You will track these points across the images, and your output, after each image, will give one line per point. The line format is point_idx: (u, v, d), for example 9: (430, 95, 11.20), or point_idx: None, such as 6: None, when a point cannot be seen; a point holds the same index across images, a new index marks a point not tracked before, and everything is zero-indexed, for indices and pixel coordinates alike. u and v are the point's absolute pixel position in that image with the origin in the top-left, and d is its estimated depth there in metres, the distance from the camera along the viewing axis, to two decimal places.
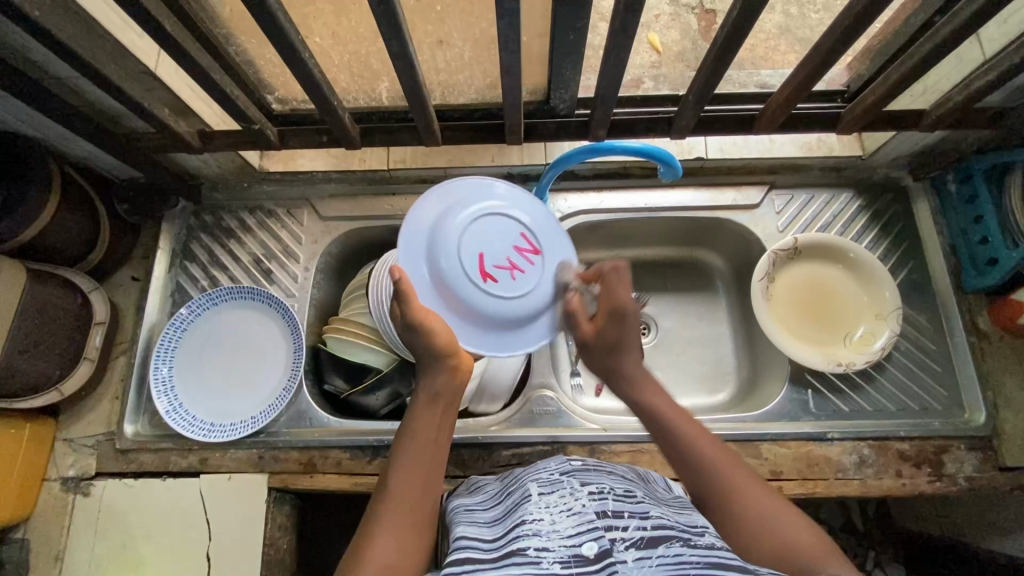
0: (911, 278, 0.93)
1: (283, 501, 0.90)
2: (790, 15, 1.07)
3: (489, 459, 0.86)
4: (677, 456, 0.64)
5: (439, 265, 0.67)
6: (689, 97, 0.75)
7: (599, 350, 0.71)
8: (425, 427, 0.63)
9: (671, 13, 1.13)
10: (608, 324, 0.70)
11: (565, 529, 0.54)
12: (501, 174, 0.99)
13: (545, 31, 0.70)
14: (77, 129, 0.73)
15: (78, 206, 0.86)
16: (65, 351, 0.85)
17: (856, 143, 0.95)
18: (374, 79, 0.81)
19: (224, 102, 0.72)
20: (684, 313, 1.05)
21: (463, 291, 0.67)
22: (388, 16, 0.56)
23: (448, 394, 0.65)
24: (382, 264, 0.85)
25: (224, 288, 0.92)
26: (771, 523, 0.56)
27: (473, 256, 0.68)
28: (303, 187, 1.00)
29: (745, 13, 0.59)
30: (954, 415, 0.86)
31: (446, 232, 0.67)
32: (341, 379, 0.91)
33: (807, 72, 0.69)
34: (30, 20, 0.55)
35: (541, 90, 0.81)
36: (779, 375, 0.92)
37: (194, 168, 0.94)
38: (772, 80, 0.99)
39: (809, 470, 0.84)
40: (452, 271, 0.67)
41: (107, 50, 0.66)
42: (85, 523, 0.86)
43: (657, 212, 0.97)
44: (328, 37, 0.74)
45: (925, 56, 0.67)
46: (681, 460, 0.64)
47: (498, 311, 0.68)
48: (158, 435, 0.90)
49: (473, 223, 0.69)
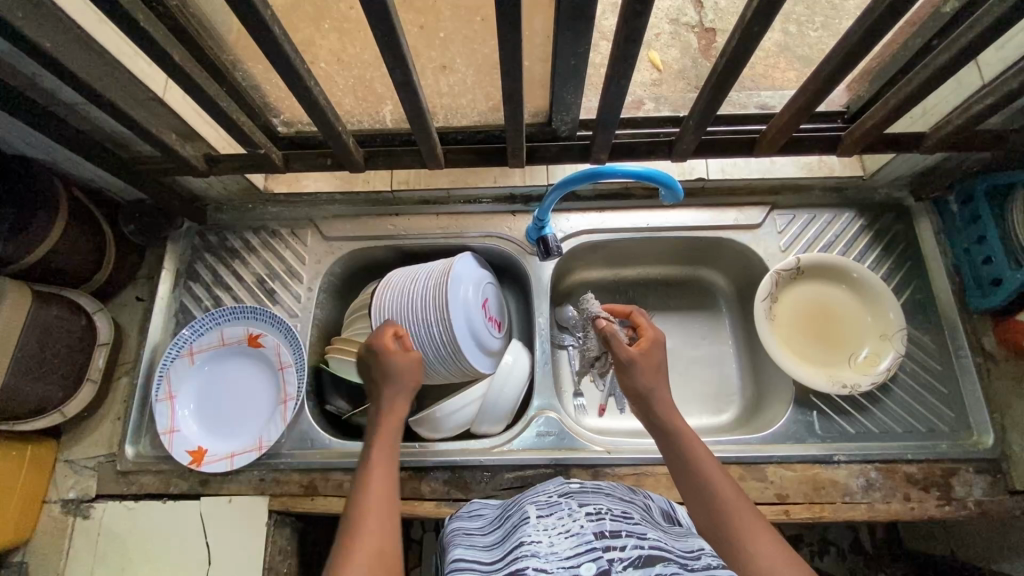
0: (916, 297, 0.92)
1: (284, 525, 0.88)
2: (789, 34, 1.09)
3: (491, 481, 0.86)
4: (689, 487, 0.63)
5: (462, 321, 0.85)
6: (689, 121, 0.75)
7: (643, 366, 0.73)
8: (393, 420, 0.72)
9: (671, 32, 1.15)
10: (639, 354, 0.74)
11: (564, 551, 0.52)
12: (504, 196, 1.00)
13: (547, 56, 0.71)
14: (86, 155, 0.74)
15: (85, 228, 0.87)
16: (68, 373, 0.85)
17: (856, 164, 0.96)
18: (378, 103, 0.82)
19: (231, 128, 0.73)
20: (687, 331, 1.05)
21: (476, 341, 0.87)
22: (392, 47, 0.57)
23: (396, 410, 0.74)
24: (386, 282, 0.89)
25: (227, 307, 0.92)
26: (764, 554, 0.54)
27: (479, 308, 0.88)
28: (307, 208, 1.01)
29: (744, 42, 0.60)
30: (961, 437, 0.85)
31: (467, 288, 0.87)
32: (343, 399, 0.95)
33: (807, 96, 0.69)
34: (43, 53, 0.56)
35: (543, 113, 0.82)
36: (784, 396, 0.91)
37: (200, 190, 0.95)
38: (772, 100, 1.00)
39: (816, 494, 0.83)
40: (471, 325, 0.86)
41: (116, 77, 0.67)
42: (84, 546, 0.86)
43: (659, 231, 0.97)
44: (333, 63, 0.75)
45: (924, 83, 0.68)
46: (693, 491, 0.62)
47: (474, 347, 0.87)
48: (159, 457, 0.89)
49: (479, 289, 0.89)
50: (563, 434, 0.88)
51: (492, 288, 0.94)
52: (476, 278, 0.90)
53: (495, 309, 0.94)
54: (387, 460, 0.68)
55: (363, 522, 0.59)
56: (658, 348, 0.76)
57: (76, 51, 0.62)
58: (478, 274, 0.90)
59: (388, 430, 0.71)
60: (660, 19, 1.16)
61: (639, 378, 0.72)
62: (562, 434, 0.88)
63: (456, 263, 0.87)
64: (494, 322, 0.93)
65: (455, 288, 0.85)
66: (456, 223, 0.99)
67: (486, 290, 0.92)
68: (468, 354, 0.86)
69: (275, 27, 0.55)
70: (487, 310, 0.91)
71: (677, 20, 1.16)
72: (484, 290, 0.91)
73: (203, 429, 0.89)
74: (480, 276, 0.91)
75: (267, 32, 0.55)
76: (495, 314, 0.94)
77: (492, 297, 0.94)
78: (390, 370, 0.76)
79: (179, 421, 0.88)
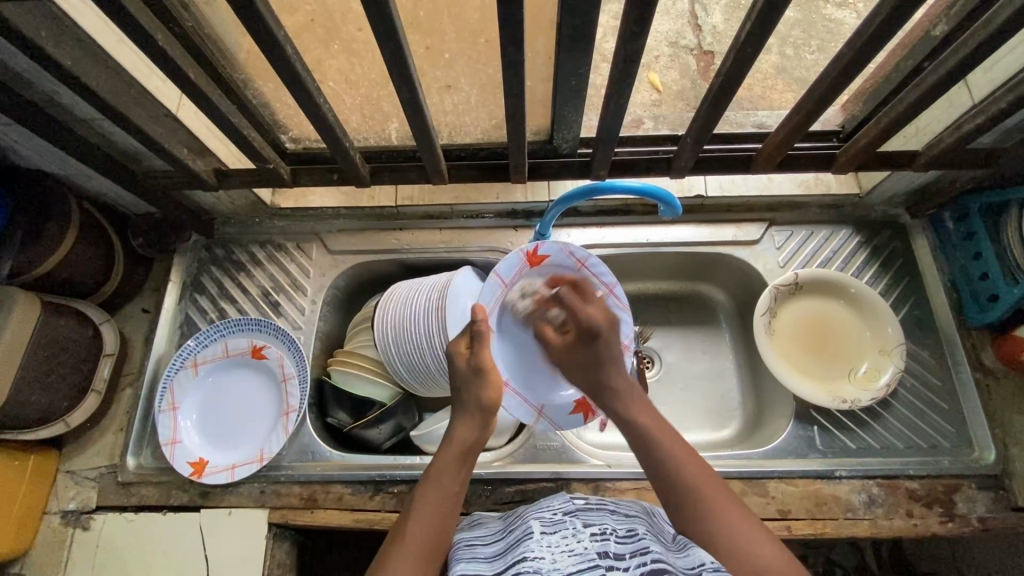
0: (913, 313, 0.93)
1: (283, 538, 0.88)
2: (786, 56, 1.12)
3: (491, 496, 0.86)
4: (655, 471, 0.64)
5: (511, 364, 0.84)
6: (688, 139, 0.77)
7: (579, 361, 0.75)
8: (465, 449, 0.66)
9: (670, 55, 1.18)
10: (582, 336, 0.75)
11: (566, 568, 0.54)
12: (506, 212, 1.02)
13: (548, 76, 0.74)
14: (100, 168, 0.76)
15: (95, 240, 0.89)
16: (74, 384, 0.86)
17: (852, 181, 0.97)
18: (385, 120, 0.85)
19: (242, 144, 0.75)
20: (686, 346, 1.06)
21: (549, 386, 0.85)
22: (400, 69, 0.60)
23: (468, 442, 0.66)
24: (387, 296, 0.88)
25: (231, 320, 0.94)
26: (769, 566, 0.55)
27: (518, 349, 0.84)
28: (314, 222, 1.02)
29: (738, 65, 0.62)
30: (962, 453, 0.85)
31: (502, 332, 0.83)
32: (344, 411, 0.91)
33: (801, 117, 0.71)
34: (63, 71, 0.59)
35: (544, 131, 0.84)
36: (784, 411, 0.91)
37: (208, 204, 0.96)
38: (769, 120, 1.03)
39: (817, 510, 0.83)
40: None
41: (132, 94, 0.70)
42: (83, 558, 0.86)
43: (658, 246, 0.98)
44: (341, 82, 0.78)
45: (913, 104, 0.69)
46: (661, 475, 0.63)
47: (542, 394, 0.85)
48: (159, 468, 0.89)
49: (514, 326, 0.84)
50: (564, 448, 0.88)
51: (533, 307, 0.84)
52: (509, 315, 0.83)
53: (528, 321, 0.84)
54: (451, 483, 0.63)
55: (411, 532, 0.59)
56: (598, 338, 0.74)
57: (94, 67, 0.64)
58: (567, 280, 0.85)
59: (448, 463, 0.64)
60: (660, 42, 1.19)
61: (593, 357, 0.73)
62: (563, 448, 0.88)
63: (613, 300, 0.84)
64: (510, 312, 0.84)
65: (502, 344, 0.83)
66: (458, 237, 1.01)
67: (519, 313, 0.84)
68: (538, 406, 0.85)
69: (288, 47, 0.58)
70: (540, 317, 0.84)
71: (675, 43, 1.20)
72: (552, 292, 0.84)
73: (205, 438, 0.89)
74: (566, 276, 0.85)
75: (281, 51, 0.57)
76: (506, 292, 0.83)
77: (524, 277, 0.83)
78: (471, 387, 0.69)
79: (182, 431, 0.88)
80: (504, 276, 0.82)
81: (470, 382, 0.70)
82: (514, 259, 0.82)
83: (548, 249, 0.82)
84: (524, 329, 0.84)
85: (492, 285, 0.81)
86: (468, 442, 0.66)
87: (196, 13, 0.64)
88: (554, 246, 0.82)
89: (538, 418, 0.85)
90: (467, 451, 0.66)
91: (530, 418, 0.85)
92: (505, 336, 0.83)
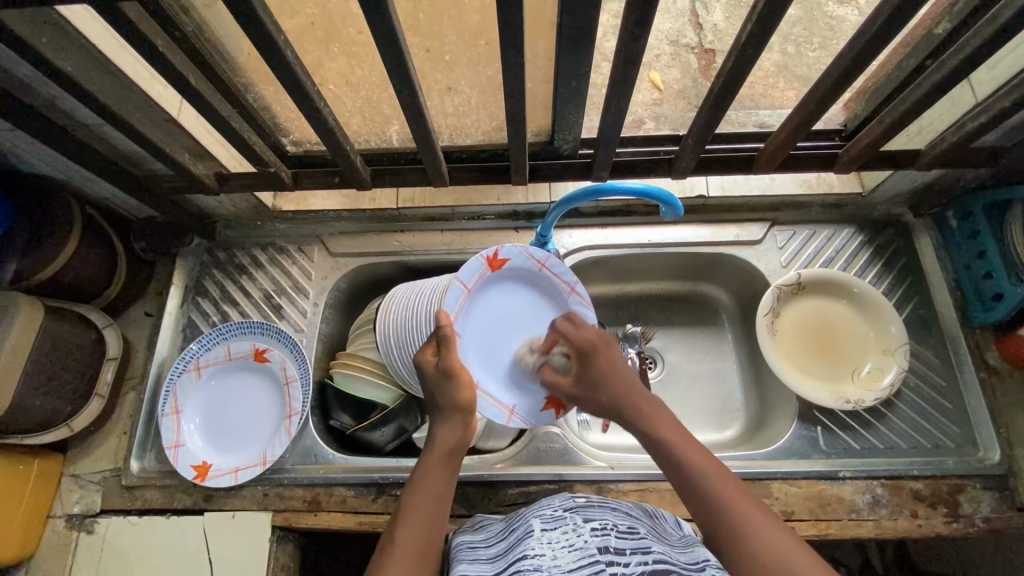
0: (917, 313, 0.93)
1: (287, 540, 0.89)
2: (788, 54, 1.12)
3: (495, 497, 0.86)
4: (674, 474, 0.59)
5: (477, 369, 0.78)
6: (689, 140, 0.77)
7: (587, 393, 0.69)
8: (447, 448, 0.65)
9: (671, 53, 1.18)
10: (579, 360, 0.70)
11: (566, 564, 0.54)
12: (507, 213, 1.02)
13: (548, 78, 0.74)
14: (102, 172, 0.76)
15: (97, 244, 0.89)
16: (77, 388, 0.86)
17: (855, 181, 0.97)
18: (385, 123, 0.84)
19: (243, 147, 0.75)
20: (690, 346, 1.05)
21: (516, 386, 0.81)
22: (400, 73, 0.60)
23: (451, 441, 0.66)
24: (388, 299, 0.88)
25: (234, 322, 0.94)
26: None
27: (484, 352, 0.79)
28: (314, 225, 1.02)
29: (739, 64, 0.61)
30: (967, 453, 0.85)
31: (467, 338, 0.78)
32: (347, 415, 0.91)
33: (802, 116, 0.71)
34: (63, 76, 0.59)
35: (545, 132, 0.84)
36: (787, 412, 0.91)
37: (210, 208, 0.97)
38: (771, 119, 1.03)
39: (821, 511, 0.82)
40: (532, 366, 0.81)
41: (132, 98, 0.70)
42: (88, 561, 0.86)
43: (661, 247, 0.98)
44: (342, 85, 0.78)
45: (916, 103, 0.69)
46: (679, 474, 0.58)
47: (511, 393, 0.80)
48: (163, 472, 0.89)
49: (479, 330, 0.79)
50: (567, 450, 0.88)
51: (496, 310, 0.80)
52: (474, 320, 0.78)
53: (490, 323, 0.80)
54: (435, 484, 0.62)
55: (402, 535, 0.58)
56: (591, 360, 0.69)
57: (95, 73, 0.65)
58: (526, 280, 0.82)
59: (430, 464, 0.64)
60: (660, 41, 1.19)
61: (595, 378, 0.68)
62: (566, 449, 0.88)
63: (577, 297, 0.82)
64: (471, 320, 0.78)
65: (468, 350, 0.78)
66: (460, 238, 1.01)
67: (482, 315, 0.79)
68: (510, 406, 0.79)
69: (287, 51, 0.57)
70: (501, 318, 0.81)
71: (676, 42, 1.19)
72: (505, 296, 0.81)
73: (209, 440, 0.90)
74: (526, 276, 0.82)
75: (280, 55, 0.57)
76: (470, 297, 0.77)
77: (485, 281, 0.79)
78: (441, 387, 0.68)
79: (185, 435, 0.89)
80: (466, 280, 0.76)
81: (443, 386, 0.68)
82: (474, 264, 0.77)
83: (509, 252, 0.79)
84: (488, 331, 0.80)
85: (457, 291, 0.75)
86: (450, 442, 0.66)
87: (196, 17, 0.64)
88: (514, 249, 0.78)
89: (513, 417, 0.80)
90: (450, 452, 0.65)
91: (503, 419, 0.79)
92: (470, 341, 0.78)
